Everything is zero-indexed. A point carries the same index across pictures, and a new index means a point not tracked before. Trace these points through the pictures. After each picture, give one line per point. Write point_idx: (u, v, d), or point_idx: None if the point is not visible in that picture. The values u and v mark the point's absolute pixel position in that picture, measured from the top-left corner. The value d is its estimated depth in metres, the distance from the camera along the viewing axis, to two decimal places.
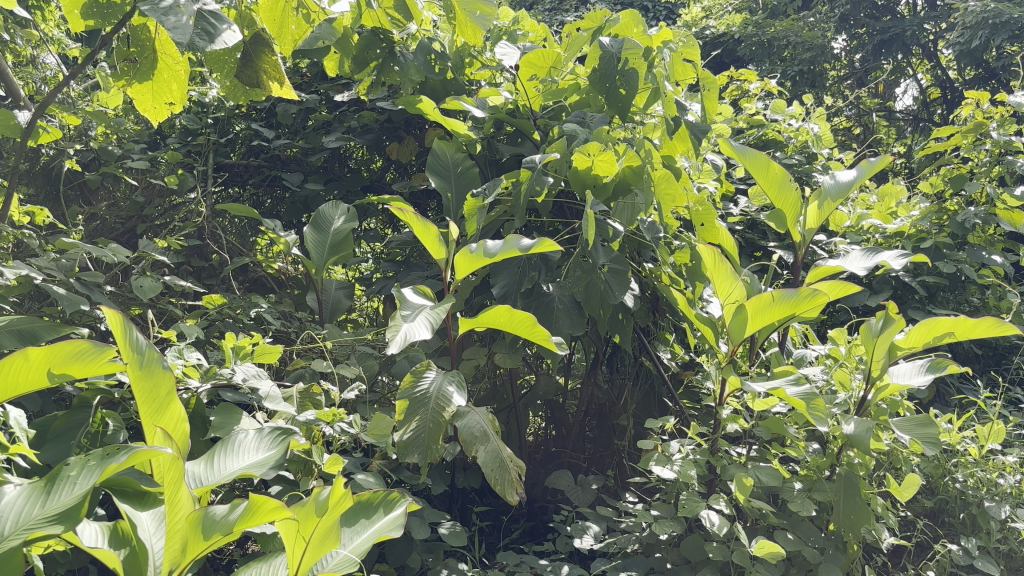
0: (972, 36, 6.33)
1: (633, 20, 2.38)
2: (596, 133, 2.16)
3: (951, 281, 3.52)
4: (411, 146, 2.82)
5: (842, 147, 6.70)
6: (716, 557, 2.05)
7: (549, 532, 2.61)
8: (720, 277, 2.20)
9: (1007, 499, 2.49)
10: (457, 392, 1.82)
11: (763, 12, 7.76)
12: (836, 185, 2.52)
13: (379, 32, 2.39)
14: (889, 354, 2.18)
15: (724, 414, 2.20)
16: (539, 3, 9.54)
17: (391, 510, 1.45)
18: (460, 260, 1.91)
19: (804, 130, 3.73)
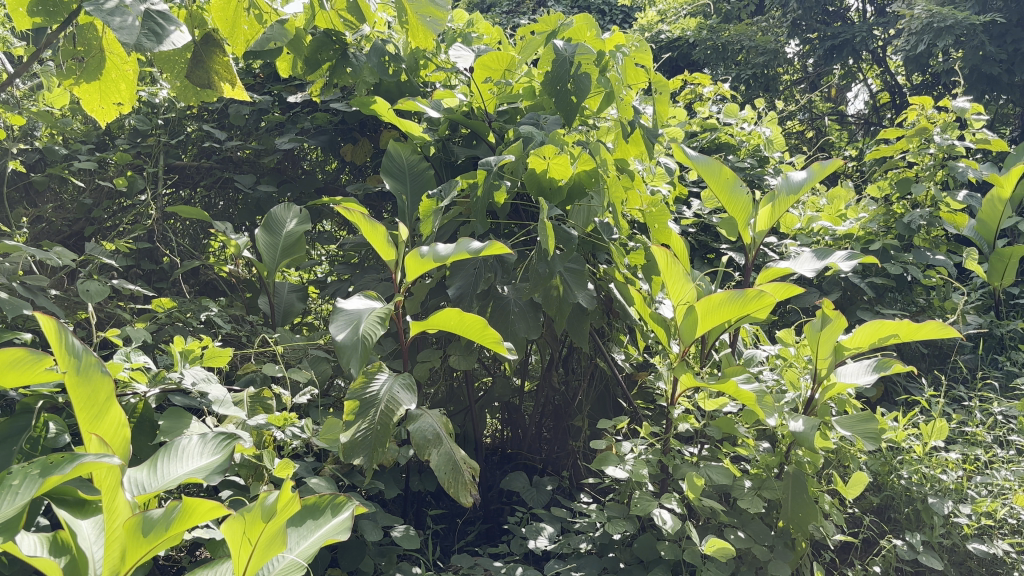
0: (917, 41, 6.47)
1: (587, 24, 2.37)
2: (551, 136, 2.16)
3: (897, 281, 3.60)
4: (365, 148, 2.81)
5: (794, 151, 6.82)
6: (667, 555, 2.08)
7: (504, 534, 2.61)
8: (672, 279, 2.22)
9: (950, 495, 2.56)
10: (407, 396, 1.82)
11: (717, 16, 7.86)
12: (786, 188, 2.55)
13: (332, 33, 2.38)
14: (835, 354, 2.22)
15: (675, 415, 2.23)
16: (497, 6, 9.55)
17: (339, 513, 1.44)
18: (410, 262, 1.91)
19: (755, 134, 3.79)
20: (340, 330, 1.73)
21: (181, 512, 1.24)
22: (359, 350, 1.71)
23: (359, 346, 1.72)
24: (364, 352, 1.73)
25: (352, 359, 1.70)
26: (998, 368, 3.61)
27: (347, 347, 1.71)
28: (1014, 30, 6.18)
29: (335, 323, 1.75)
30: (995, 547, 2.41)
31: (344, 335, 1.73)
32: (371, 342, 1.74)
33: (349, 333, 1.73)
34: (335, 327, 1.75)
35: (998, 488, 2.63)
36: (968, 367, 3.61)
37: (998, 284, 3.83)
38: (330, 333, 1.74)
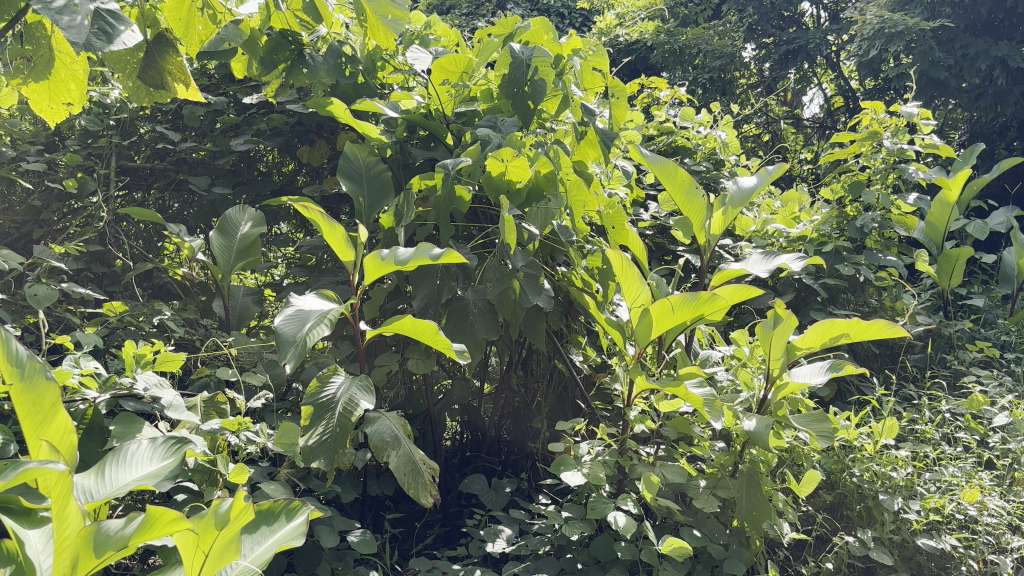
0: (869, 46, 6.59)
1: (544, 27, 2.37)
2: (510, 138, 2.16)
3: (850, 282, 3.66)
4: (322, 150, 2.79)
5: (750, 154, 6.90)
6: (624, 556, 2.09)
7: (463, 537, 2.61)
8: (627, 280, 2.24)
9: (900, 492, 2.61)
10: (365, 397, 1.82)
11: (674, 20, 7.92)
12: (739, 192, 2.58)
13: (288, 33, 2.35)
14: (788, 354, 2.25)
15: (631, 415, 2.25)
16: (456, 8, 9.54)
17: (293, 518, 1.44)
18: (369, 264, 1.90)
19: (711, 137, 3.84)
20: (287, 320, 1.74)
21: (143, 522, 1.24)
22: (298, 346, 1.71)
23: (299, 343, 1.71)
24: (303, 350, 1.72)
25: (288, 352, 1.69)
26: (946, 367, 3.69)
27: (288, 339, 1.70)
28: (963, 36, 6.31)
29: (285, 312, 1.76)
30: (943, 542, 2.46)
31: (290, 327, 1.74)
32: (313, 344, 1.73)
33: (294, 325, 1.73)
34: (285, 317, 1.75)
35: (946, 484, 2.69)
36: (918, 366, 3.69)
37: (946, 284, 3.96)
38: (277, 321, 1.75)
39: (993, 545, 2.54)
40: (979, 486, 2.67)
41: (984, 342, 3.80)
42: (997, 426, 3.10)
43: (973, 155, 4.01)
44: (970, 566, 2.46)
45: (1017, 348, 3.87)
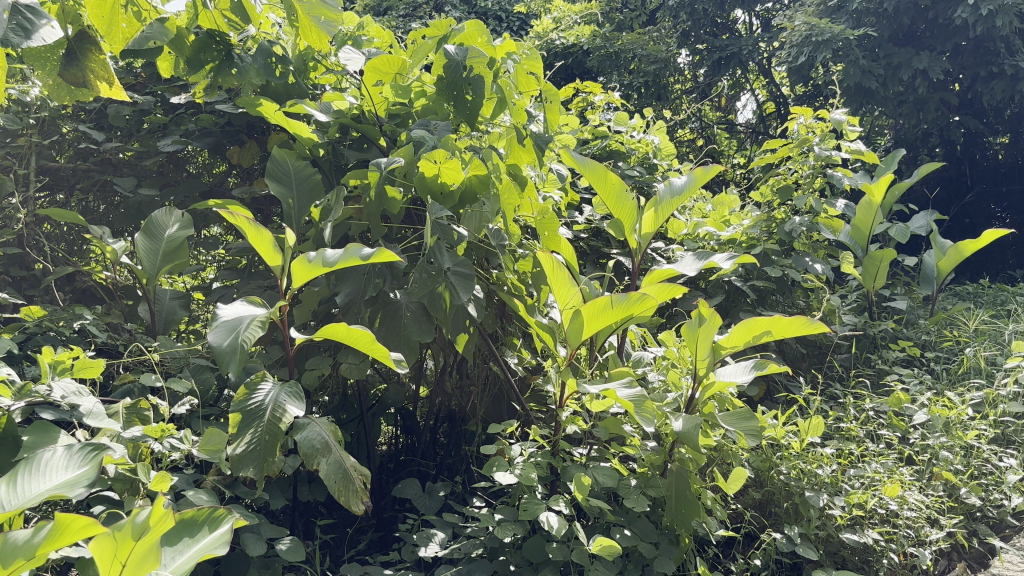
0: (798, 53, 6.73)
1: (478, 30, 2.35)
2: (444, 140, 2.15)
3: (778, 284, 3.74)
4: (252, 151, 2.74)
5: (684, 158, 7.00)
6: (555, 557, 2.11)
7: (396, 542, 2.59)
8: (559, 282, 2.25)
9: (825, 488, 2.68)
10: (293, 402, 1.78)
11: (611, 24, 8.01)
12: (669, 195, 2.64)
13: (215, 33, 2.31)
14: (714, 354, 2.30)
15: (563, 417, 2.27)
16: (394, 9, 9.54)
17: (217, 527, 1.41)
18: (297, 268, 1.88)
19: (645, 142, 3.89)
20: (219, 332, 1.70)
21: (53, 533, 1.19)
22: (235, 357, 1.67)
23: (237, 352, 1.68)
24: (242, 356, 1.69)
25: (229, 364, 1.66)
26: (871, 367, 3.80)
27: (224, 350, 1.67)
28: (887, 46, 6.47)
29: (214, 324, 1.72)
30: (866, 536, 2.53)
31: (223, 337, 1.70)
32: (250, 350, 1.70)
33: (228, 336, 1.70)
34: (215, 328, 1.71)
35: (869, 480, 2.77)
36: (844, 366, 3.79)
37: (870, 285, 4.07)
38: (209, 334, 1.70)
39: (913, 538, 2.62)
40: (900, 482, 2.76)
41: (905, 342, 3.92)
42: (917, 423, 3.20)
43: (895, 161, 4.13)
44: (891, 559, 2.53)
45: (937, 347, 4.00)
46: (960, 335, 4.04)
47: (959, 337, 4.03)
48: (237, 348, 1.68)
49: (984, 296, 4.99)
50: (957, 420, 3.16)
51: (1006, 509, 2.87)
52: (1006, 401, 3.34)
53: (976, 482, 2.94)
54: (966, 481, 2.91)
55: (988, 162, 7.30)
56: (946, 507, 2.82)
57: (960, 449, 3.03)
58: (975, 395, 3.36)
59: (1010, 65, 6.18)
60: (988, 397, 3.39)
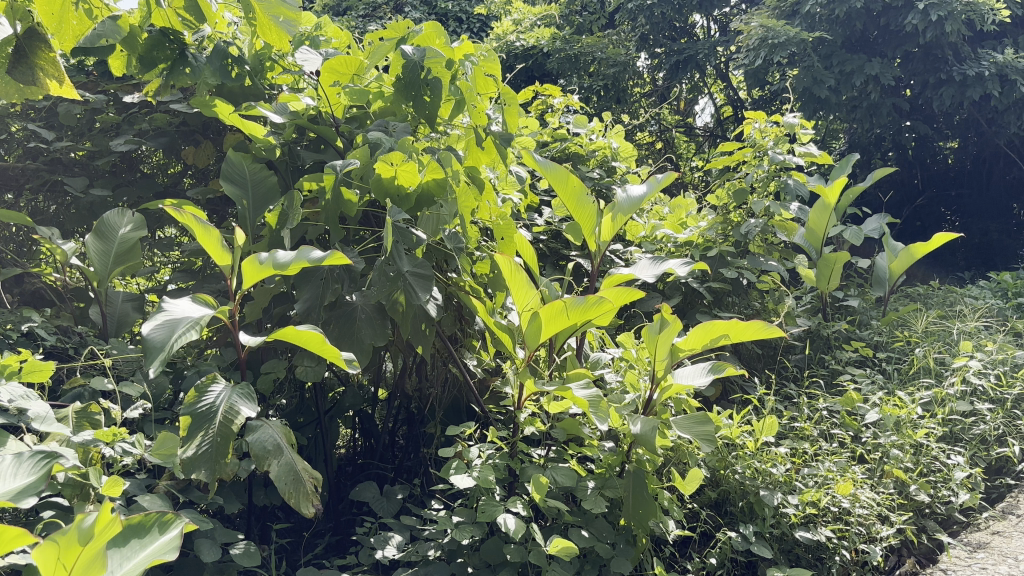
0: (754, 57, 6.80)
1: (436, 31, 2.35)
2: (401, 142, 2.14)
3: (734, 286, 3.78)
4: (208, 151, 2.70)
5: (643, 161, 7.03)
6: (513, 558, 2.11)
7: (353, 545, 2.58)
8: (517, 285, 2.26)
9: (779, 487, 2.71)
10: (244, 404, 1.77)
11: (570, 27, 8.03)
12: (628, 200, 2.67)
13: (169, 32, 2.28)
14: (672, 355, 2.32)
15: (521, 419, 2.28)
16: (353, 9, 9.52)
17: (166, 531, 1.39)
18: (246, 268, 1.86)
19: (603, 144, 3.92)
20: (157, 325, 1.69)
21: None
22: (162, 354, 1.65)
23: (166, 350, 1.66)
24: (170, 355, 1.67)
25: (152, 356, 1.64)
26: (824, 367, 3.86)
27: (153, 345, 1.65)
28: (840, 52, 6.57)
29: (155, 317, 1.71)
30: (818, 533, 2.58)
31: (158, 333, 1.68)
32: (177, 351, 1.67)
33: (164, 331, 1.69)
34: (154, 320, 1.71)
35: (823, 478, 2.82)
36: (798, 366, 3.85)
37: (824, 287, 4.14)
38: (146, 325, 1.69)
39: (865, 535, 2.67)
40: (852, 480, 2.80)
41: (858, 342, 3.99)
42: (868, 423, 3.26)
43: (848, 165, 4.20)
44: (844, 556, 2.58)
45: (888, 347, 4.08)
46: (911, 335, 4.13)
47: (909, 337, 4.11)
48: (164, 346, 1.66)
49: (934, 297, 5.09)
50: (907, 419, 3.22)
51: (954, 506, 2.92)
52: (954, 400, 3.41)
53: (925, 479, 2.99)
54: (916, 479, 2.96)
55: (939, 166, 7.46)
56: (897, 504, 2.87)
57: (910, 447, 3.09)
58: (924, 394, 3.43)
59: (959, 72, 6.32)
60: (937, 396, 3.46)
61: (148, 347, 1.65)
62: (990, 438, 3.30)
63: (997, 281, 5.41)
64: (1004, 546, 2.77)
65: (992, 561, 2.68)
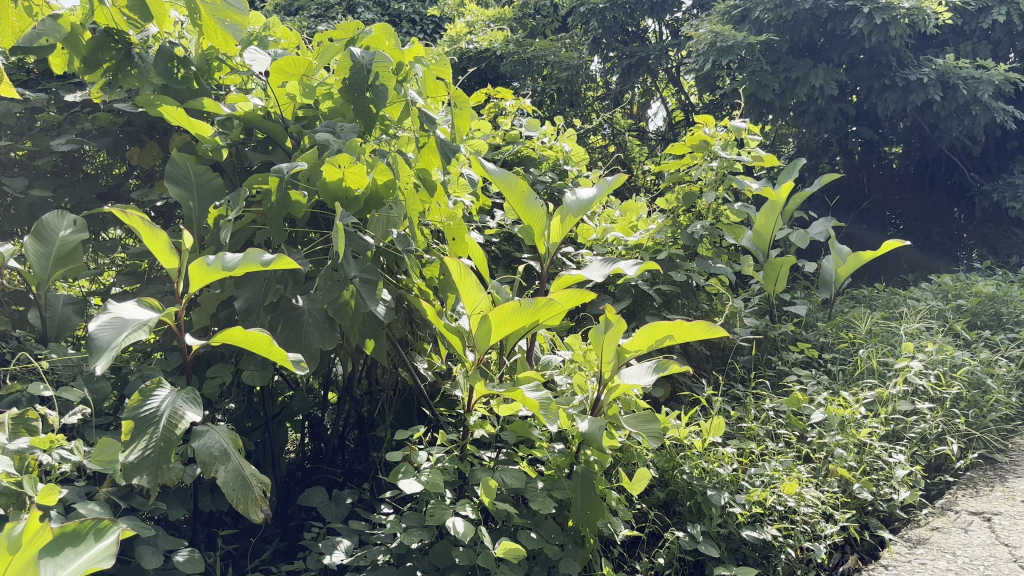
0: (704, 61, 6.87)
1: (385, 33, 2.36)
2: (349, 144, 2.13)
3: (683, 288, 3.82)
4: (153, 151, 2.66)
5: (595, 164, 7.06)
6: (462, 561, 2.11)
7: (301, 550, 2.55)
8: (467, 287, 2.26)
9: (726, 487, 2.75)
10: (190, 409, 1.74)
11: (523, 31, 8.06)
12: (577, 202, 2.69)
13: (113, 32, 2.24)
14: (619, 357, 2.34)
15: (471, 422, 2.28)
16: (305, 10, 9.50)
17: (102, 538, 1.36)
18: (194, 271, 1.83)
19: (555, 148, 3.94)
20: (102, 326, 1.66)
21: None
22: (110, 351, 1.62)
23: (114, 347, 1.63)
24: (118, 354, 1.64)
25: (98, 356, 1.60)
26: (771, 368, 3.93)
27: (100, 344, 1.62)
28: (786, 58, 6.68)
29: (100, 319, 1.68)
30: (764, 532, 2.62)
31: (105, 333, 1.65)
32: (125, 346, 1.64)
33: (109, 331, 1.66)
34: (99, 322, 1.68)
35: (769, 478, 2.86)
36: (745, 367, 3.90)
37: (772, 289, 4.21)
38: (92, 327, 1.66)
39: (810, 533, 2.72)
40: (797, 479, 2.85)
41: (804, 343, 4.07)
42: (814, 423, 3.33)
43: (795, 170, 4.27)
44: (789, 554, 2.62)
45: (834, 348, 4.16)
46: (855, 337, 4.21)
47: (854, 338, 4.19)
48: (112, 344, 1.63)
49: (877, 300, 5.21)
50: (851, 419, 3.29)
51: (896, 503, 2.99)
52: (896, 400, 3.48)
53: (868, 477, 3.05)
54: (859, 477, 3.02)
55: (884, 171, 7.62)
56: (841, 502, 2.93)
57: (854, 446, 3.15)
58: (868, 394, 3.50)
59: (901, 78, 6.47)
60: (880, 396, 3.54)
61: (95, 346, 1.62)
62: (930, 436, 3.38)
63: (939, 283, 5.54)
64: (943, 541, 2.84)
65: (931, 556, 2.75)
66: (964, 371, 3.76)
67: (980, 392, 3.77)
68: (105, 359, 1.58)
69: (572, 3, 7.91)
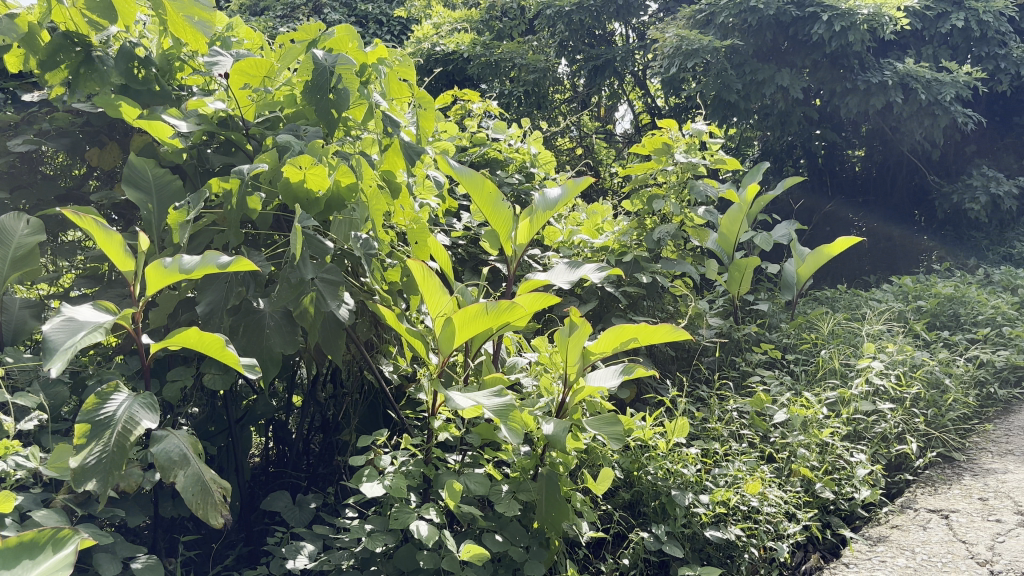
0: (669, 64, 6.91)
1: (348, 35, 2.35)
2: (311, 145, 2.11)
3: (648, 290, 3.84)
4: (114, 153, 2.62)
5: (563, 167, 7.08)
6: (426, 565, 2.10)
7: (265, 556, 2.53)
8: (431, 291, 2.26)
9: (690, 487, 2.77)
10: (147, 414, 1.72)
11: (490, 33, 8.06)
12: (545, 202, 2.69)
13: (71, 33, 2.20)
14: (584, 359, 2.35)
15: (435, 425, 2.28)
16: (271, 10, 9.37)
17: (60, 548, 1.34)
18: (151, 273, 1.81)
19: (521, 151, 3.94)
20: (56, 328, 1.63)
21: None
22: (64, 354, 1.59)
23: (67, 350, 1.61)
24: (72, 356, 1.61)
25: (53, 358, 1.58)
26: (735, 369, 3.96)
27: (54, 347, 1.59)
28: (751, 61, 6.74)
29: (54, 321, 1.65)
30: (728, 531, 2.65)
31: (58, 335, 1.63)
32: (78, 350, 1.61)
33: (63, 334, 1.63)
34: (53, 324, 1.65)
35: (732, 478, 2.89)
36: (710, 368, 3.94)
37: (736, 291, 4.25)
38: (46, 328, 1.63)
39: (772, 533, 2.75)
40: (760, 479, 2.88)
41: (767, 344, 4.11)
42: (777, 423, 3.37)
43: (759, 173, 4.31)
44: (752, 554, 2.65)
45: (796, 349, 4.21)
46: (817, 338, 4.26)
47: (816, 339, 4.25)
48: (65, 347, 1.61)
49: (839, 301, 5.28)
50: (813, 419, 3.34)
51: (857, 502, 3.03)
52: (857, 400, 3.53)
53: (830, 476, 3.09)
54: (821, 476, 3.06)
55: (847, 173, 7.73)
56: (803, 501, 2.96)
57: (816, 446, 3.19)
58: (830, 395, 3.54)
59: (863, 81, 6.55)
60: (842, 396, 3.59)
61: (48, 347, 1.59)
62: (891, 436, 3.43)
63: (899, 284, 5.63)
64: (902, 539, 2.89)
65: (891, 553, 2.79)
66: (923, 371, 3.83)
67: (938, 392, 3.84)
68: (58, 360, 1.55)
69: (539, 6, 7.92)
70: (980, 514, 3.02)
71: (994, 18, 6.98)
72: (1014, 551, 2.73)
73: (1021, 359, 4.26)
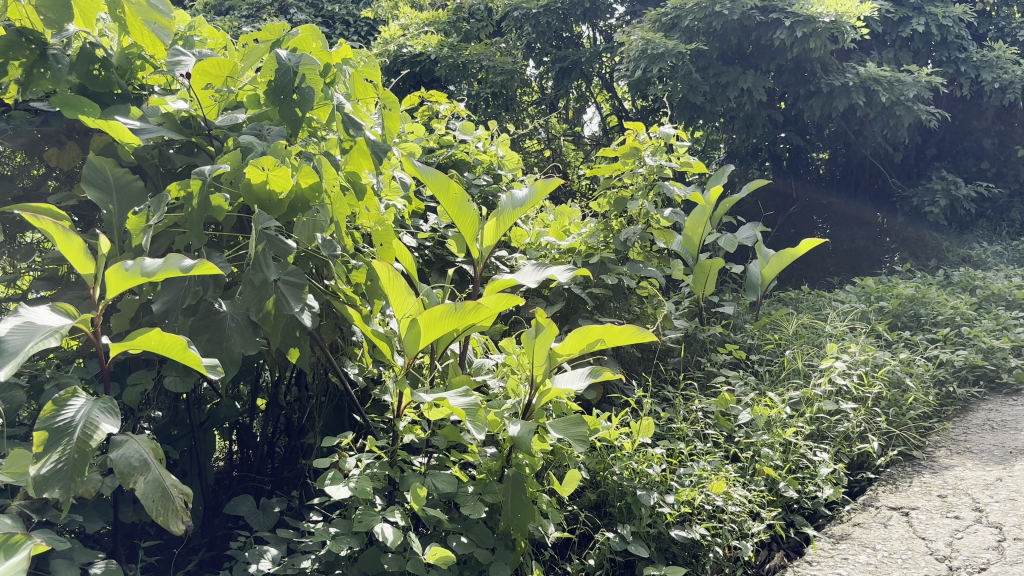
0: (635, 67, 6.92)
1: (312, 35, 2.34)
2: (273, 146, 2.09)
3: (614, 291, 3.86)
4: (73, 153, 2.58)
5: (531, 169, 7.09)
6: (391, 568, 2.09)
7: (228, 561, 2.50)
8: (396, 292, 2.25)
9: (655, 487, 2.78)
10: (106, 419, 1.69)
11: (457, 34, 8.05)
12: (511, 203, 2.69)
13: (27, 31, 2.15)
14: (550, 360, 2.36)
15: (401, 427, 2.27)
16: (237, 10, 9.28)
17: (12, 555, 1.32)
18: (111, 277, 1.78)
19: (489, 153, 3.94)
20: (9, 332, 1.59)
21: None
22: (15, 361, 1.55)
23: (19, 357, 1.57)
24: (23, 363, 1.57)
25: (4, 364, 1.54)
26: (700, 370, 3.99)
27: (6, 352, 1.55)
28: (716, 65, 6.81)
29: (8, 324, 1.61)
30: (693, 531, 2.66)
31: (11, 340, 1.59)
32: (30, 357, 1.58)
33: (16, 339, 1.59)
34: (7, 327, 1.61)
35: (697, 478, 2.91)
36: (675, 369, 3.96)
37: (701, 292, 4.29)
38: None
39: (737, 531, 2.77)
40: (725, 479, 2.90)
41: (732, 344, 4.15)
42: (741, 423, 3.40)
43: (724, 175, 4.34)
44: (717, 553, 2.67)
45: (760, 349, 4.25)
46: (781, 338, 4.31)
47: (779, 340, 4.29)
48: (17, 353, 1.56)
49: (803, 302, 5.34)
50: (777, 418, 3.38)
51: (820, 500, 3.06)
52: (820, 400, 3.57)
53: (793, 475, 3.13)
54: (785, 476, 3.09)
55: (811, 176, 7.82)
56: (767, 500, 2.99)
57: (780, 445, 3.22)
58: (793, 395, 3.59)
59: (826, 84, 6.62)
60: (805, 396, 3.63)
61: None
62: (853, 435, 3.47)
63: (862, 285, 5.70)
64: (864, 536, 2.92)
65: (853, 551, 2.83)
66: (884, 371, 3.89)
67: (899, 391, 3.89)
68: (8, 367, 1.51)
69: (506, 8, 7.92)
70: (939, 511, 3.07)
71: (953, 23, 7.12)
72: (972, 547, 2.78)
73: (979, 358, 4.33)
